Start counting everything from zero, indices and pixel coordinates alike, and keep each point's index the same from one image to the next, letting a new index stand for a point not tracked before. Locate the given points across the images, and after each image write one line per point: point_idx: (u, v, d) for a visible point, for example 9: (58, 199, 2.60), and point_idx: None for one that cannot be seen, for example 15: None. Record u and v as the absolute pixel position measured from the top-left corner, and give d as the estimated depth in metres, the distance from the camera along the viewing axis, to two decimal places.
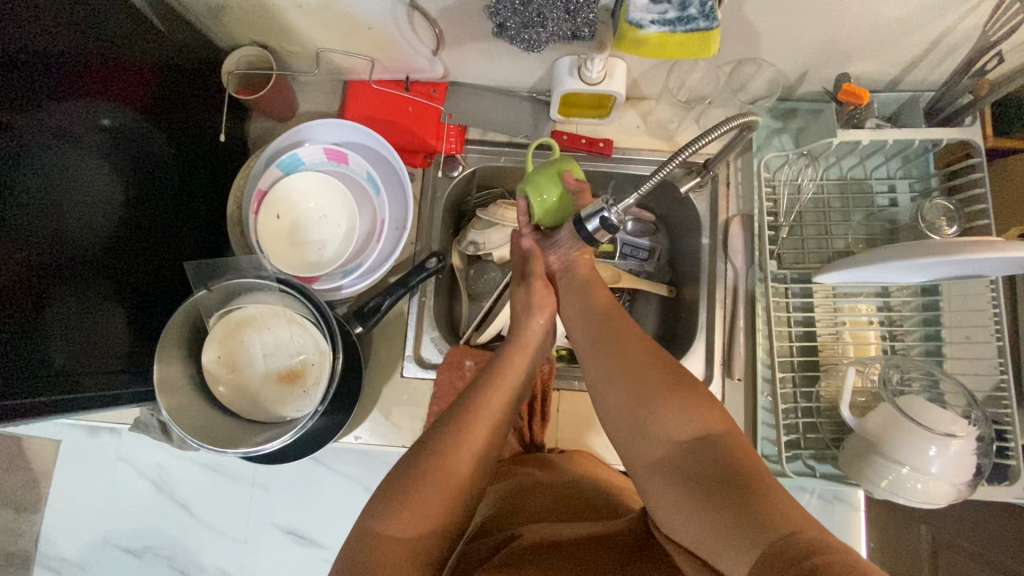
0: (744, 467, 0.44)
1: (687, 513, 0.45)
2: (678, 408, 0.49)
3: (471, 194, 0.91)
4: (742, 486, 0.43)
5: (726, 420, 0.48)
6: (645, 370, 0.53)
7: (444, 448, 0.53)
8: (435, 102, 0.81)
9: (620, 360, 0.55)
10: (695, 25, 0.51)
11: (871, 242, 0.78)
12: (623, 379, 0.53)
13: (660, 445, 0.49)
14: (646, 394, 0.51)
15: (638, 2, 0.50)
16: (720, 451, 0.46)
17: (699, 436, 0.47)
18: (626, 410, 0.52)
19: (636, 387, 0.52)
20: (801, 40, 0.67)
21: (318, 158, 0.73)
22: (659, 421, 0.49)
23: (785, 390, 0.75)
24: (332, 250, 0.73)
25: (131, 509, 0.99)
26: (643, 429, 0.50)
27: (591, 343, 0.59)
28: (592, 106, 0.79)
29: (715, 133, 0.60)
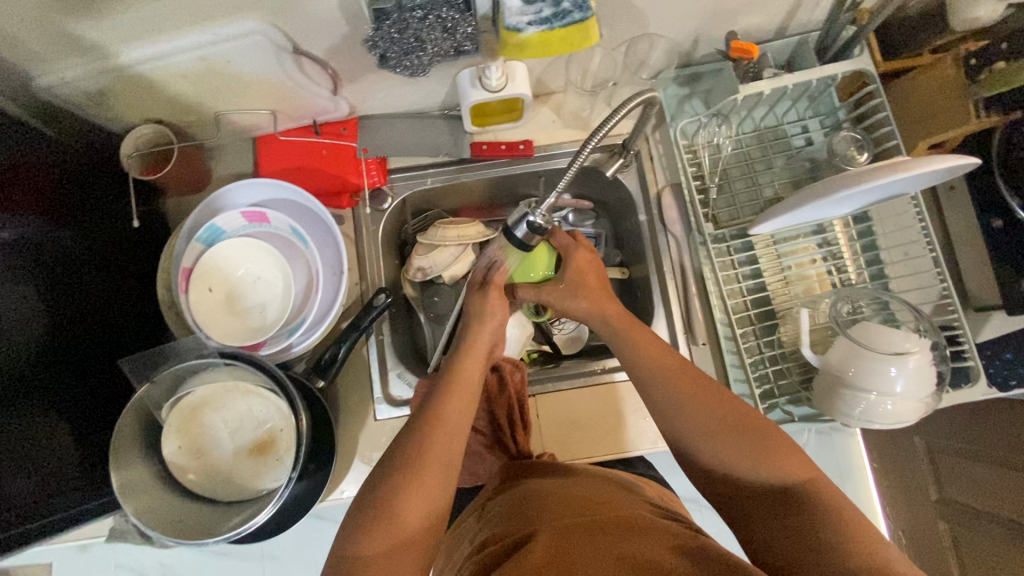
0: (846, 516, 0.49)
1: (786, 554, 0.50)
2: (785, 463, 0.53)
3: (408, 222, 0.90)
4: (850, 540, 0.47)
5: (812, 466, 0.53)
6: (741, 428, 0.56)
7: (403, 468, 0.55)
8: (348, 140, 0.80)
9: (716, 414, 0.57)
10: (571, 18, 0.52)
11: (798, 184, 0.80)
12: (723, 439, 0.56)
13: (760, 485, 0.53)
14: (749, 452, 0.54)
15: (512, 9, 0.51)
16: (828, 502, 0.50)
17: (801, 488, 0.52)
18: (729, 462, 0.55)
19: (734, 438, 0.55)
20: (684, 8, 0.68)
21: (238, 222, 0.70)
22: (766, 473, 0.53)
23: (749, 344, 0.76)
24: (274, 311, 0.71)
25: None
26: (749, 479, 0.54)
27: (673, 401, 0.59)
28: (503, 112, 0.79)
29: (620, 115, 0.61)
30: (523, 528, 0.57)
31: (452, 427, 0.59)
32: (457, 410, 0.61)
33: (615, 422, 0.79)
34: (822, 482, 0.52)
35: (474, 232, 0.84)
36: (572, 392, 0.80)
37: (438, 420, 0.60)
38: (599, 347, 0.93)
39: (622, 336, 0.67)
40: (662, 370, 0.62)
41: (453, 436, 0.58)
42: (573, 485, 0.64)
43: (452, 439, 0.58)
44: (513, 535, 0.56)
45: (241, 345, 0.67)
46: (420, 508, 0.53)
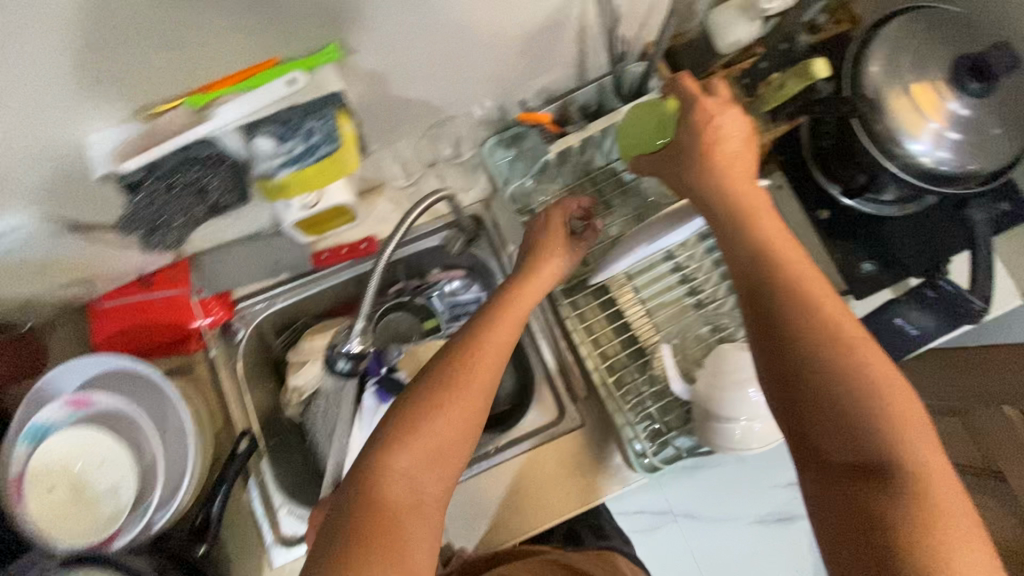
0: (921, 484, 0.43)
1: (833, 517, 0.45)
2: (870, 414, 0.46)
3: (273, 341, 0.86)
4: (918, 518, 0.42)
5: (930, 451, 0.45)
6: (857, 355, 0.47)
7: (389, 471, 0.49)
8: (182, 284, 0.76)
9: (813, 350, 0.48)
10: (321, 151, 0.53)
11: (640, 216, 0.81)
12: (827, 373, 0.47)
13: (860, 449, 0.45)
14: (874, 378, 0.47)
15: (264, 151, 0.53)
16: (892, 471, 0.44)
17: (872, 446, 0.45)
18: (824, 394, 0.47)
19: (869, 384, 0.46)
20: (466, 87, 0.70)
21: (64, 413, 0.66)
22: (856, 431, 0.46)
23: (629, 388, 0.76)
24: (129, 489, 0.66)
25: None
26: (826, 422, 0.47)
27: (791, 304, 0.50)
28: (335, 216, 0.77)
29: (414, 214, 0.69)
30: None
31: (445, 422, 0.51)
32: (466, 394, 0.52)
33: (522, 499, 0.76)
34: (910, 435, 0.45)
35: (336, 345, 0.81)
36: (471, 482, 0.76)
37: (449, 421, 0.51)
38: None
39: (733, 218, 0.55)
40: (775, 268, 0.52)
41: (446, 427, 0.51)
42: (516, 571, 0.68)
43: (450, 428, 0.51)
44: None
45: (91, 545, 0.62)
46: (402, 519, 0.47)
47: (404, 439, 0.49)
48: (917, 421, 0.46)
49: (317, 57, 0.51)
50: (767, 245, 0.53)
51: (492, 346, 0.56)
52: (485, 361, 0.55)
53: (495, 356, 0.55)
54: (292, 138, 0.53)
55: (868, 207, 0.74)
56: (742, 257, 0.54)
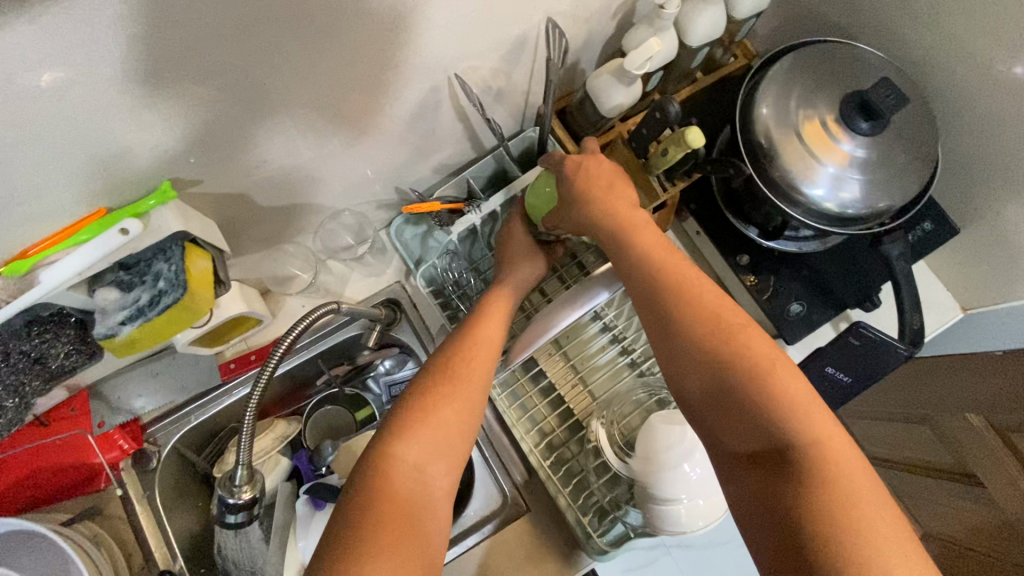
0: (821, 462, 0.42)
1: (755, 508, 0.44)
2: (764, 396, 0.46)
3: (198, 458, 0.81)
4: (820, 501, 0.40)
5: (822, 422, 0.45)
6: (739, 349, 0.49)
7: (402, 443, 0.50)
8: (82, 420, 0.72)
9: (708, 349, 0.50)
10: (165, 301, 0.49)
11: (562, 279, 0.81)
12: (716, 370, 0.49)
13: (756, 433, 0.46)
14: (758, 365, 0.47)
15: (109, 306, 0.49)
16: (795, 454, 0.43)
17: (773, 428, 0.45)
18: (719, 388, 0.48)
19: (747, 366, 0.47)
20: (351, 181, 0.67)
21: None
22: (746, 415, 0.46)
23: (567, 466, 0.73)
24: None
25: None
26: (730, 413, 0.48)
27: (674, 312, 0.52)
28: (238, 325, 0.74)
29: (295, 330, 0.61)
30: None
31: (449, 416, 0.53)
32: (465, 386, 0.56)
33: None
34: (800, 409, 0.45)
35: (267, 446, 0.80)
36: None
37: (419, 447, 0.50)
38: None
39: (618, 240, 0.58)
40: (656, 275, 0.55)
41: (451, 415, 0.53)
42: None
43: (454, 415, 0.53)
44: None
45: None
46: (411, 497, 0.47)
47: (404, 430, 0.51)
48: (812, 402, 0.45)
49: (147, 201, 0.47)
50: (656, 268, 0.55)
51: (482, 347, 0.60)
52: (477, 361, 0.59)
53: (486, 351, 0.60)
54: (138, 287, 0.49)
55: (788, 246, 0.71)
56: (634, 277, 0.56)
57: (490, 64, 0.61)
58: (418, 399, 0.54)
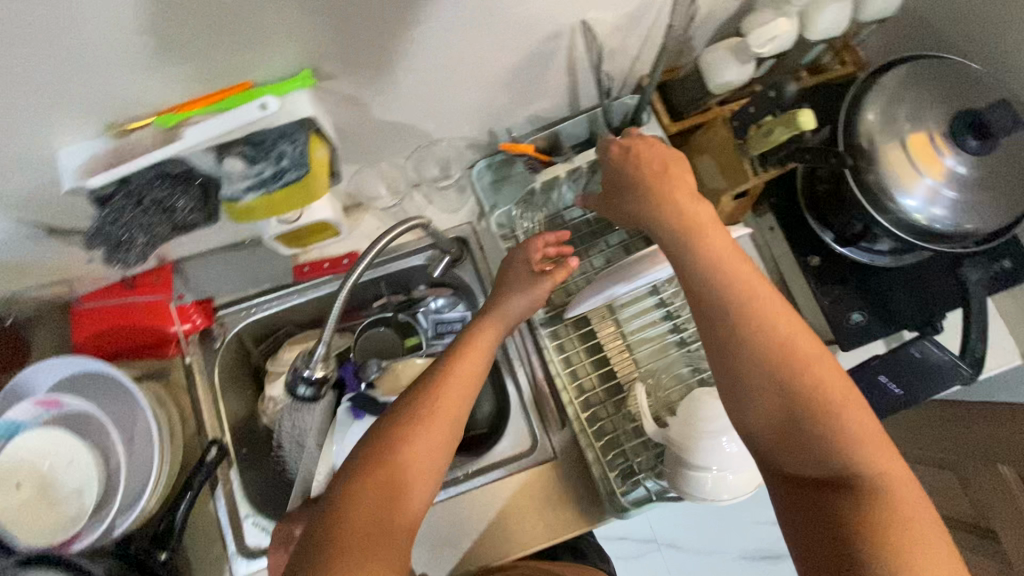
0: (887, 494, 0.43)
1: (807, 540, 0.44)
2: (833, 421, 0.46)
3: (254, 349, 0.87)
4: (888, 525, 0.42)
5: (883, 457, 0.45)
6: (802, 367, 0.48)
7: (376, 473, 0.48)
8: (162, 289, 0.77)
9: (766, 367, 0.48)
10: (287, 177, 0.52)
11: (628, 247, 0.81)
12: (786, 385, 0.47)
13: (817, 461, 0.46)
14: (823, 387, 0.47)
15: (235, 174, 0.53)
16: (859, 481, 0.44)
17: (834, 456, 0.46)
18: (781, 408, 0.47)
19: (809, 396, 0.47)
20: (453, 112, 0.69)
21: (33, 412, 0.68)
22: (811, 444, 0.46)
23: (601, 424, 0.74)
24: (92, 492, 0.67)
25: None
26: (791, 431, 0.47)
27: (737, 323, 0.49)
28: (318, 232, 0.77)
29: (383, 239, 0.61)
30: None
31: (432, 442, 0.51)
32: (440, 413, 0.53)
33: (487, 528, 0.74)
34: (863, 444, 0.46)
35: None
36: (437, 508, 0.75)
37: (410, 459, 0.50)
38: None
39: (684, 240, 0.53)
40: (726, 276, 0.51)
41: (431, 441, 0.51)
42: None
43: (432, 444, 0.51)
44: None
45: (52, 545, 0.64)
46: (382, 530, 0.46)
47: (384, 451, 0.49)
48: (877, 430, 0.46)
49: (291, 83, 0.51)
50: (730, 275, 0.51)
51: (462, 375, 0.57)
52: (454, 391, 0.56)
53: (473, 369, 0.58)
54: (264, 161, 0.53)
55: (861, 255, 0.71)
56: (696, 277, 0.52)
57: (612, 21, 0.62)
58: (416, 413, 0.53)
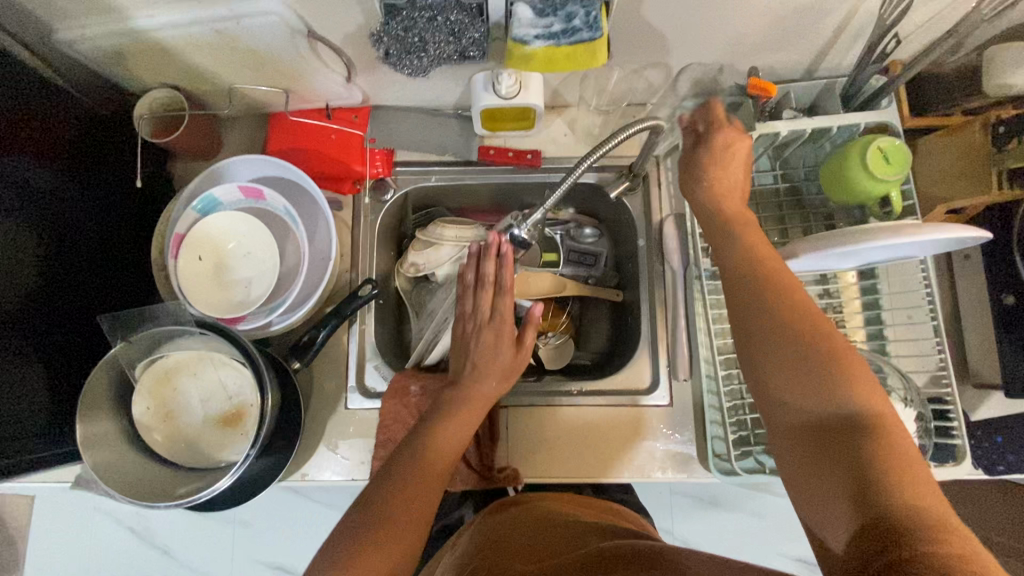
0: (918, 518, 0.37)
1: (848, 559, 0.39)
2: (843, 423, 0.42)
3: (410, 216, 0.90)
4: (926, 560, 0.35)
5: (910, 473, 0.39)
6: (841, 375, 0.44)
7: (385, 497, 0.55)
8: (358, 128, 0.80)
9: (780, 364, 0.46)
10: (579, 36, 0.51)
11: (807, 230, 0.79)
12: (821, 389, 0.43)
13: (835, 479, 0.41)
14: (855, 411, 0.42)
15: (523, 20, 0.50)
16: (870, 489, 0.39)
17: (857, 438, 0.41)
18: (803, 403, 0.44)
19: (815, 393, 0.44)
20: (705, 38, 0.67)
21: (235, 197, 0.72)
22: (828, 456, 0.42)
23: (731, 388, 0.74)
24: (259, 286, 0.71)
25: (159, 530, 1.22)
26: (809, 430, 0.43)
27: (763, 325, 0.47)
28: (515, 119, 0.79)
29: (616, 140, 0.61)
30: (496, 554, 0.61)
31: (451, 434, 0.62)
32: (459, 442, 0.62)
33: (583, 446, 0.77)
34: (894, 459, 0.40)
35: (472, 234, 0.85)
36: (544, 410, 0.79)
37: (439, 443, 0.61)
38: (582, 368, 0.92)
39: (734, 258, 0.53)
40: (754, 276, 0.50)
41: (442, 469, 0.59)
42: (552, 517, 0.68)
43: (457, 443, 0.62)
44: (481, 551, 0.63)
45: (220, 318, 0.68)
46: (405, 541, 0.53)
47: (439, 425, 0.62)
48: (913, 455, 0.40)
49: None
50: (760, 273, 0.50)
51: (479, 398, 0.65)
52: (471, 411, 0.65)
53: (473, 416, 0.64)
54: (554, 15, 0.50)
55: None
56: (735, 263, 0.53)
57: None
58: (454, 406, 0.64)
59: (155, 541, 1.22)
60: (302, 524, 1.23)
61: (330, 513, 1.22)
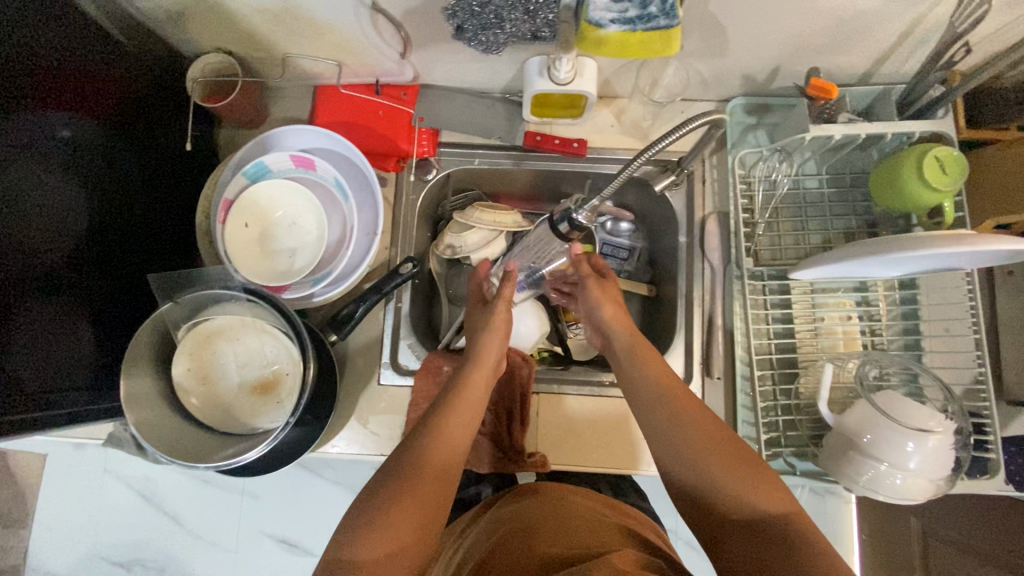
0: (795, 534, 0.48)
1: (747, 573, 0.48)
2: (690, 448, 0.55)
3: (448, 198, 0.90)
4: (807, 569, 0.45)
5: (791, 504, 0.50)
6: (732, 447, 0.54)
7: (399, 477, 0.55)
8: (406, 105, 0.80)
9: (690, 457, 0.55)
10: (655, 23, 0.50)
11: (850, 236, 0.78)
12: (753, 520, 0.50)
13: (743, 515, 0.50)
14: (759, 491, 0.51)
15: (598, 4, 0.50)
16: (717, 502, 0.52)
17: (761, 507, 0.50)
18: (666, 444, 0.57)
19: (727, 474, 0.52)
20: (768, 36, 0.67)
21: (285, 165, 0.72)
22: (738, 512, 0.51)
23: (765, 389, 0.74)
24: (303, 257, 0.72)
25: (169, 497, 1.23)
26: (673, 460, 0.56)
27: (682, 446, 0.56)
28: (564, 106, 0.78)
29: (680, 132, 0.61)
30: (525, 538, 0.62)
31: (464, 416, 0.62)
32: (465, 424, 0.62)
33: (613, 436, 0.78)
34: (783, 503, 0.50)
35: (509, 221, 0.83)
36: (576, 398, 0.79)
37: (450, 420, 0.61)
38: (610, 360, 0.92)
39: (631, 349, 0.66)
40: (670, 402, 0.59)
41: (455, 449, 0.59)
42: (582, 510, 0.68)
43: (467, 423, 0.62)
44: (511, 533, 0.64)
45: (265, 285, 0.69)
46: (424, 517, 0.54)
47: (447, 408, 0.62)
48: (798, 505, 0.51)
49: None
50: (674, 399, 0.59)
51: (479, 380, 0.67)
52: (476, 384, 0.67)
53: (480, 398, 0.65)
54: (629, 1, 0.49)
55: None
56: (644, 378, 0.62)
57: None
58: (460, 385, 0.65)
59: (164, 507, 1.23)
60: (311, 499, 1.23)
61: (339, 490, 1.23)
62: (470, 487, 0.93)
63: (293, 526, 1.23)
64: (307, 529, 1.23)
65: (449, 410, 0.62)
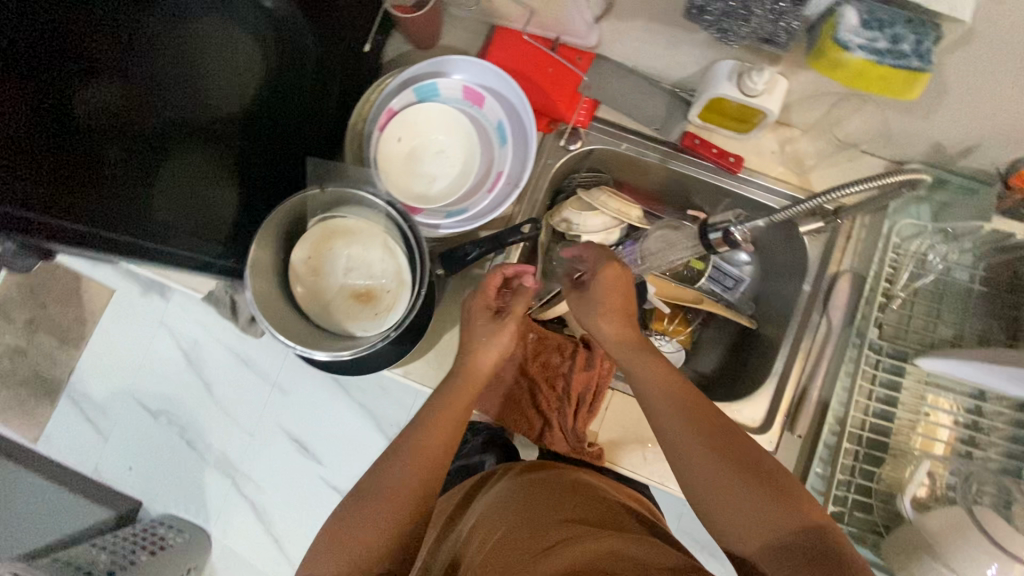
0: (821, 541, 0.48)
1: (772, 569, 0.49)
2: (715, 471, 0.53)
3: (579, 172, 0.88)
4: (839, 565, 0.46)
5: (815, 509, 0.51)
6: (750, 453, 0.54)
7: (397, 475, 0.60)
8: (577, 69, 0.78)
9: (707, 462, 0.54)
10: (905, 61, 0.50)
11: (985, 340, 0.72)
12: (788, 538, 0.49)
13: (764, 523, 0.51)
14: (791, 509, 0.50)
15: (850, 25, 0.49)
16: (737, 516, 0.52)
17: (792, 520, 0.50)
18: (671, 449, 0.57)
19: (748, 478, 0.52)
20: (987, 111, 0.62)
21: (455, 94, 0.74)
22: (754, 517, 0.51)
23: (845, 463, 0.70)
24: (439, 186, 0.75)
25: (217, 364, 1.28)
26: (681, 465, 0.56)
27: (702, 450, 0.55)
28: (735, 118, 0.75)
29: (855, 186, 0.65)
30: (543, 512, 0.59)
31: (450, 412, 0.65)
32: (452, 417, 0.65)
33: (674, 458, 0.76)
34: (800, 505, 0.51)
35: (634, 215, 0.82)
36: None
37: (435, 425, 0.64)
38: None
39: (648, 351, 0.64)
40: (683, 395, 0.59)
41: (446, 434, 0.64)
42: (589, 488, 0.65)
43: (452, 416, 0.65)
44: (525, 498, 0.62)
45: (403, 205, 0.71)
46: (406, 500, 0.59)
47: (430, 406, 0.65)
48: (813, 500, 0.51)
49: None
50: (678, 393, 0.59)
51: (475, 376, 0.68)
52: (467, 382, 0.68)
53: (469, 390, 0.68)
54: (883, 31, 0.48)
55: None
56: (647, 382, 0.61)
57: None
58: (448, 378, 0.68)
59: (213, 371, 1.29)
60: (336, 413, 1.26)
61: (363, 412, 1.25)
62: (484, 455, 0.94)
63: (310, 431, 1.27)
64: (322, 438, 1.27)
65: (441, 405, 0.65)
